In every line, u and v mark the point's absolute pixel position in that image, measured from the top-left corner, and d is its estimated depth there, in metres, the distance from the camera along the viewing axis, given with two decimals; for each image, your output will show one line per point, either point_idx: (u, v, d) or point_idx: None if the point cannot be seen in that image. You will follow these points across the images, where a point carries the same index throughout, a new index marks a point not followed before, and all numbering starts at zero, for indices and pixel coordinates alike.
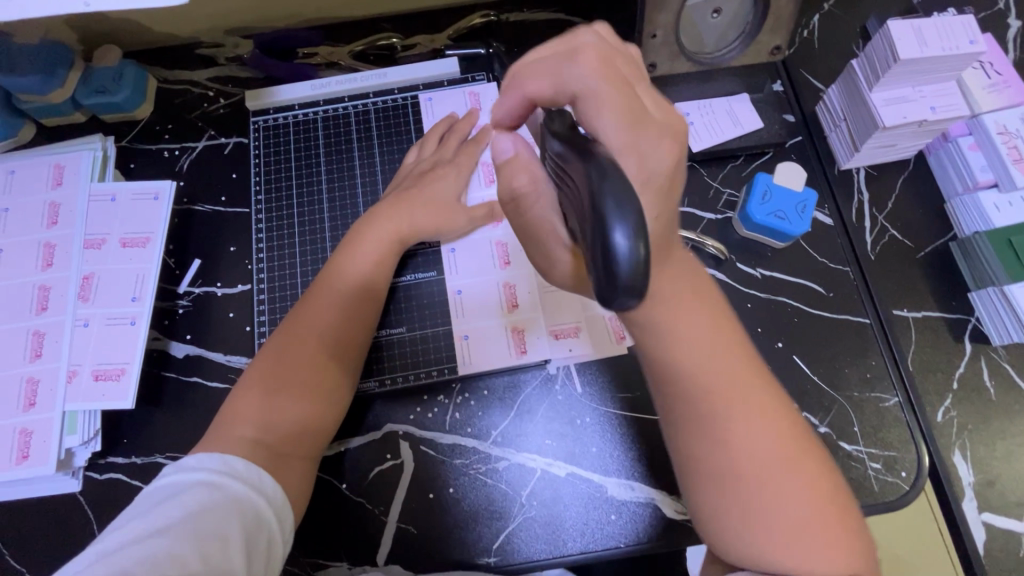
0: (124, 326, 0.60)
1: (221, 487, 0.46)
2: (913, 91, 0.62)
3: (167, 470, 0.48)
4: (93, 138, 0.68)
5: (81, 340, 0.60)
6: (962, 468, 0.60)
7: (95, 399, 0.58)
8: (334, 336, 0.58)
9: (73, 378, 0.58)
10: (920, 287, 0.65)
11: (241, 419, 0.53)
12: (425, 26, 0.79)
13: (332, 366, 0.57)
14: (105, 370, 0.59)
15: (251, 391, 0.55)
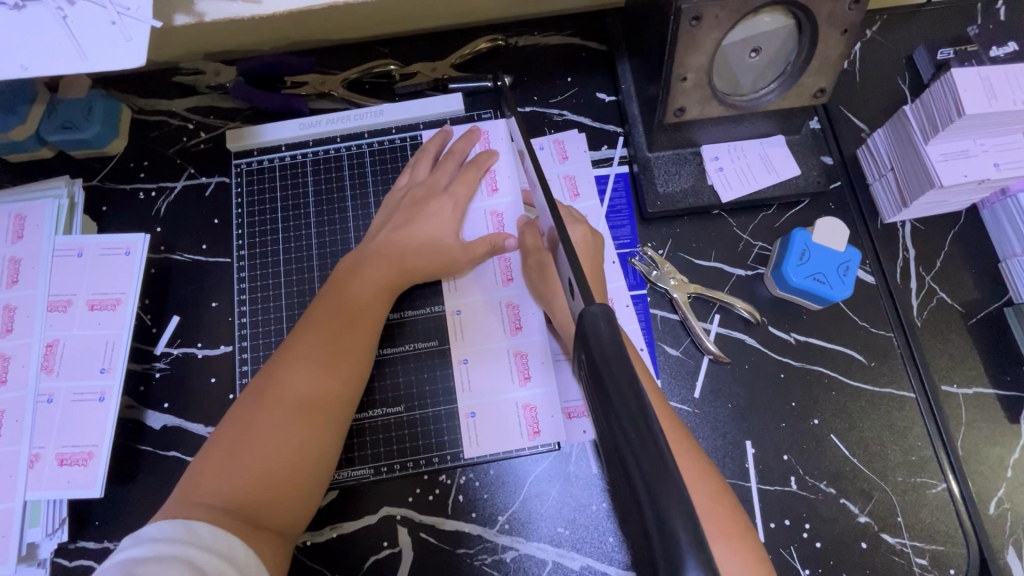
0: (91, 403, 0.54)
1: (183, 556, 0.41)
2: (974, 145, 0.55)
3: (127, 539, 0.43)
4: (59, 183, 0.61)
5: (44, 419, 0.54)
6: (1017, 567, 0.54)
7: (60, 487, 0.52)
8: (316, 382, 0.52)
9: (36, 462, 0.53)
10: (971, 359, 0.59)
11: (208, 480, 0.48)
12: (426, 51, 0.71)
13: (312, 420, 0.51)
14: (71, 454, 0.53)
15: (221, 451, 0.49)
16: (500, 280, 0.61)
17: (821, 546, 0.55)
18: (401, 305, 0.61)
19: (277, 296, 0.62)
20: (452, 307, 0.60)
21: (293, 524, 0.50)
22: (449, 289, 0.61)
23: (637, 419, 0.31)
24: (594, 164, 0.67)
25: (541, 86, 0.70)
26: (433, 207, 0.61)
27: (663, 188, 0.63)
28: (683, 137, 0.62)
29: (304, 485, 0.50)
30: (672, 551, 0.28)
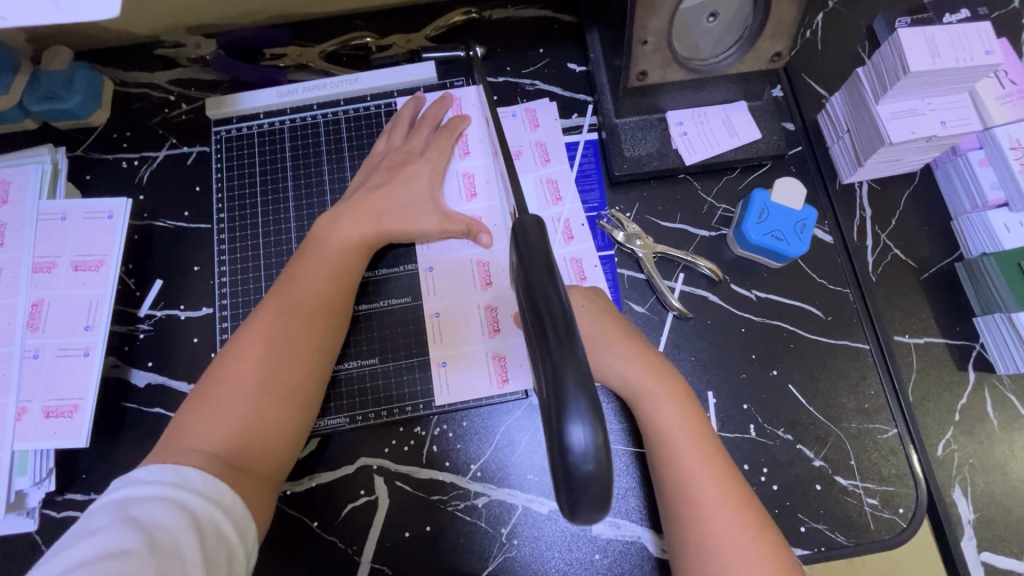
0: (77, 358, 0.56)
1: (174, 500, 0.43)
2: (922, 104, 0.58)
3: (118, 481, 0.45)
4: (42, 151, 0.63)
5: (31, 374, 0.56)
6: (962, 504, 0.57)
7: (47, 437, 0.54)
8: (298, 337, 0.54)
9: (23, 415, 0.55)
10: (923, 312, 0.62)
11: (194, 430, 0.50)
12: (402, 24, 0.73)
13: (294, 372, 0.53)
14: (57, 407, 0.55)
15: (207, 402, 0.51)
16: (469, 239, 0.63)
17: (777, 488, 0.57)
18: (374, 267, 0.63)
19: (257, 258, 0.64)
20: (424, 267, 0.63)
21: (279, 470, 0.52)
22: (421, 251, 0.63)
23: (553, 313, 0.32)
24: (564, 131, 0.69)
25: (513, 57, 0.71)
26: (410, 172, 0.62)
27: (629, 152, 0.66)
28: (648, 103, 0.64)
29: (289, 433, 0.53)
30: (560, 399, 0.30)
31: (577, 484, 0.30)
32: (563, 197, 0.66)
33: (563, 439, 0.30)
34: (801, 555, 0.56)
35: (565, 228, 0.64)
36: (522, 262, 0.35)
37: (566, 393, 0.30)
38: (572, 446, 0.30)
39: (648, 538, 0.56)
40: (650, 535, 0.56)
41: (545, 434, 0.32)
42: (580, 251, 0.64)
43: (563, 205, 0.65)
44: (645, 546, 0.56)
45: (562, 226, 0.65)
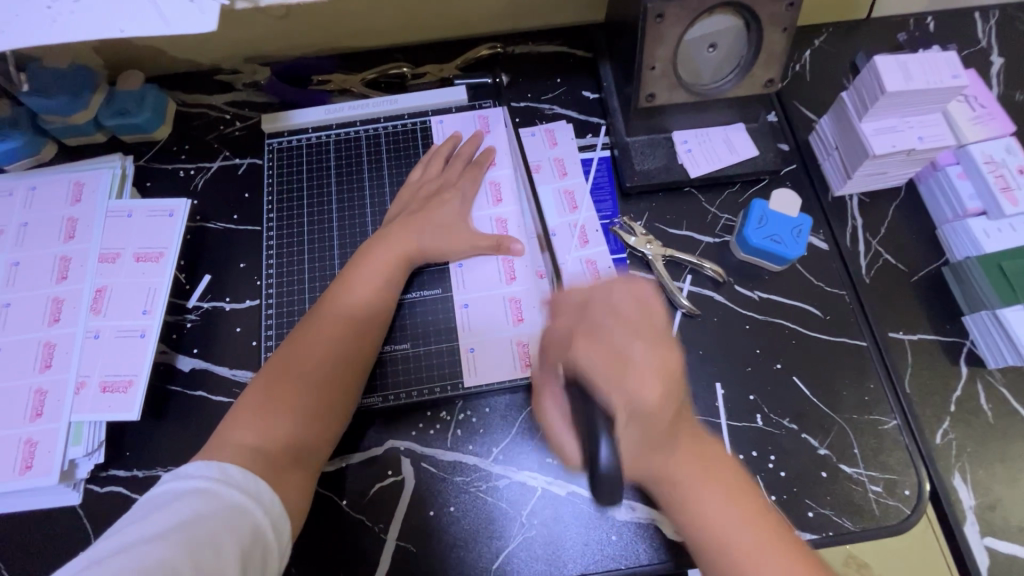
0: (134, 338, 0.61)
1: (213, 490, 0.46)
2: (901, 122, 0.65)
3: (167, 475, 0.48)
4: (114, 158, 0.71)
5: (91, 352, 0.60)
6: (962, 490, 0.60)
7: (102, 410, 0.58)
8: (340, 348, 0.59)
9: (82, 390, 0.59)
10: (915, 311, 0.67)
11: (239, 426, 0.53)
12: (434, 55, 0.82)
13: (332, 372, 0.58)
14: (113, 382, 0.59)
15: (252, 403, 0.55)
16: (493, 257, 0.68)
17: (785, 475, 0.60)
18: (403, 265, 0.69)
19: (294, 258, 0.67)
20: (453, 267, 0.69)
21: (317, 464, 0.56)
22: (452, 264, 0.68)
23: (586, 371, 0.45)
24: (580, 149, 0.76)
25: (534, 85, 0.80)
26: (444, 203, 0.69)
27: (639, 166, 0.72)
28: (656, 123, 0.72)
29: (326, 428, 0.56)
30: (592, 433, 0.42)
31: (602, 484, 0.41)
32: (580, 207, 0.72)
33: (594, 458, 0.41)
34: (810, 539, 0.58)
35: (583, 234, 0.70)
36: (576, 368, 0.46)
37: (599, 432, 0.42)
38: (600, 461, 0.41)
39: (661, 520, 0.58)
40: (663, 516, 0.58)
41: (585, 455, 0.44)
42: (596, 255, 0.69)
43: (581, 213, 0.71)
44: (658, 527, 0.58)
45: (580, 231, 0.70)
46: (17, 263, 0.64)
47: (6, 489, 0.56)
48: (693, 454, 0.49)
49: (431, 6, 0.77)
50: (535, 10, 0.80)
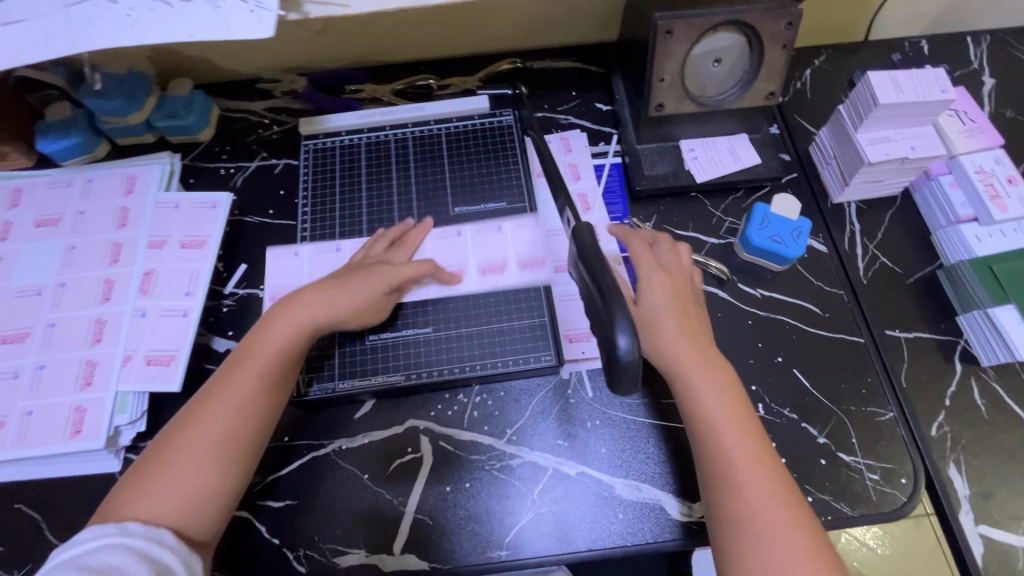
0: (177, 317, 0.66)
1: (122, 542, 0.47)
2: (894, 133, 0.70)
3: (57, 550, 0.46)
4: (163, 155, 0.78)
5: (138, 328, 0.65)
6: (957, 480, 0.62)
7: (146, 381, 0.63)
8: (257, 400, 0.57)
9: (129, 362, 0.64)
10: (911, 312, 0.71)
11: (143, 487, 0.52)
12: (459, 69, 0.89)
13: (239, 436, 0.55)
14: (157, 357, 0.64)
15: (158, 464, 0.53)
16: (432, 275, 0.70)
17: (785, 462, 0.63)
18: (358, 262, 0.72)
19: (321, 249, 0.73)
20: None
21: (206, 529, 0.53)
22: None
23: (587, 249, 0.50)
24: (592, 156, 0.81)
25: (550, 97, 0.86)
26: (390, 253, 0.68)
27: (649, 171, 0.77)
28: (664, 132, 0.77)
29: (225, 490, 0.54)
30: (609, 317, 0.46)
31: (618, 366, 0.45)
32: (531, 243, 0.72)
33: (611, 345, 0.45)
34: None
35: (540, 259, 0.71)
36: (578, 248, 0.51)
37: (616, 321, 0.45)
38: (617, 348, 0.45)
39: (667, 500, 0.62)
40: (669, 497, 0.62)
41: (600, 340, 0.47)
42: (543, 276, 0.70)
43: (531, 245, 0.72)
44: (664, 507, 0.61)
45: (519, 259, 0.71)
46: (74, 247, 0.70)
47: (56, 451, 0.60)
48: (712, 366, 0.57)
49: (458, 24, 0.83)
50: (554, 28, 0.87)
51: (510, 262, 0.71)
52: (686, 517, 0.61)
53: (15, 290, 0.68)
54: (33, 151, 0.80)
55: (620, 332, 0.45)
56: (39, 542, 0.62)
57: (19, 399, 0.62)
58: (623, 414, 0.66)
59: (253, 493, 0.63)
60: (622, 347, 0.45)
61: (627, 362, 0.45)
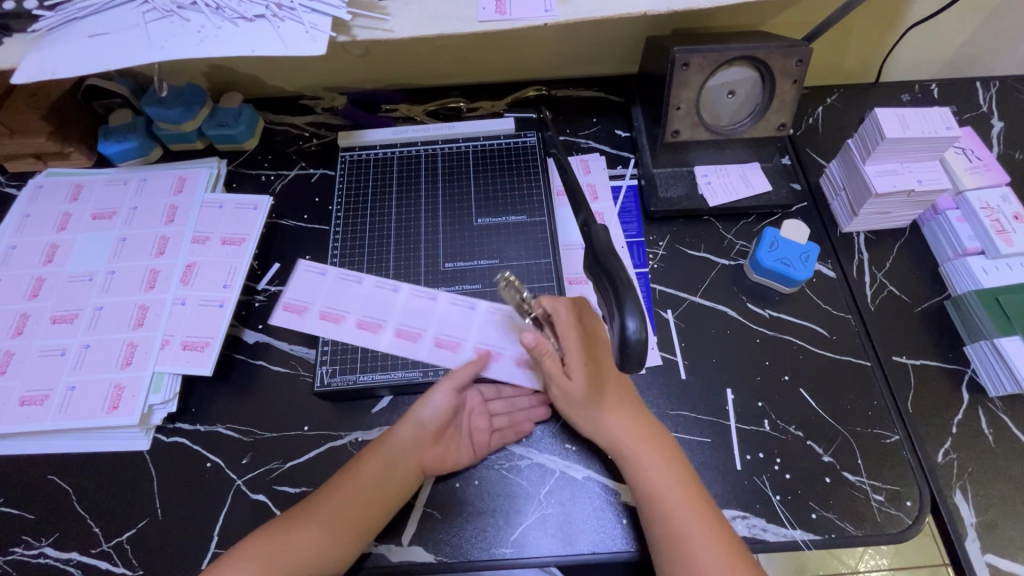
0: (213, 307, 0.71)
1: None
2: (901, 166, 0.73)
3: None
4: (212, 159, 0.84)
5: (176, 315, 0.70)
6: (963, 507, 0.62)
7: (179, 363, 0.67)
8: (369, 483, 0.61)
9: (166, 346, 0.68)
10: (918, 339, 0.72)
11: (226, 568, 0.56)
12: (488, 94, 0.95)
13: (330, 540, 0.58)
14: (192, 341, 0.69)
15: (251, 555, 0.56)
16: (435, 343, 0.70)
17: (790, 477, 0.64)
18: (370, 299, 0.73)
19: (347, 278, 0.75)
20: (398, 325, 0.71)
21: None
22: (402, 322, 0.72)
23: (602, 246, 0.54)
24: (610, 178, 0.85)
25: (572, 122, 0.91)
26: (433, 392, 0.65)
27: (664, 194, 0.81)
28: (680, 157, 0.81)
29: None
30: (623, 302, 0.49)
31: (629, 349, 0.48)
32: (525, 341, 0.71)
33: (622, 330, 0.48)
34: (812, 540, 0.61)
35: (532, 361, 0.70)
36: (591, 243, 0.55)
37: (627, 305, 0.49)
38: (628, 332, 0.48)
39: None
40: None
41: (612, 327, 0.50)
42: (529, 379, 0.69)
43: (526, 347, 0.71)
44: None
45: (516, 354, 0.70)
46: (125, 239, 0.77)
47: (94, 424, 0.65)
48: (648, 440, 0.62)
49: (490, 52, 0.90)
50: (579, 60, 0.92)
51: (500, 355, 0.70)
52: None
53: (70, 275, 0.74)
54: (94, 152, 0.87)
55: (630, 316, 0.48)
56: (66, 512, 0.65)
57: (64, 374, 0.67)
58: None
59: (270, 478, 0.66)
60: (632, 331, 0.48)
61: (634, 342, 0.48)
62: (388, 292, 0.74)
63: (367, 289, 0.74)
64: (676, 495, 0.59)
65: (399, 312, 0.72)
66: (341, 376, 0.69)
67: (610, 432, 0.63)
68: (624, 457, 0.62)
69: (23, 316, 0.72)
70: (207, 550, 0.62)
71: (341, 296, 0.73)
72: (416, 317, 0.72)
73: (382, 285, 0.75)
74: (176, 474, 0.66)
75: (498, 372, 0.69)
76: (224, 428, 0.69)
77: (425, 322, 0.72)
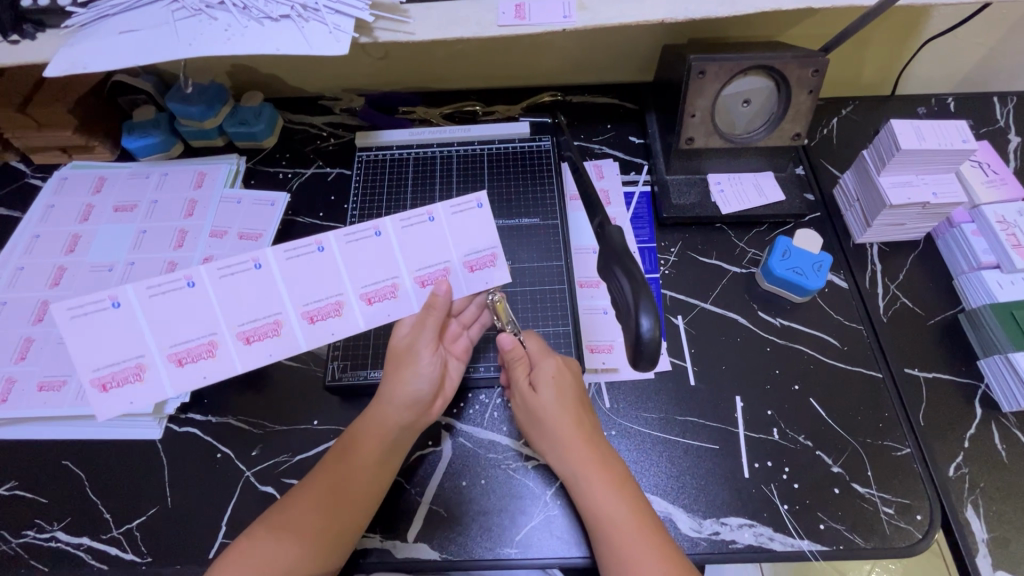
0: (180, 288, 0.56)
1: None
2: (916, 178, 0.73)
3: None
4: (231, 156, 0.87)
5: (159, 318, 0.56)
6: (975, 523, 0.62)
7: (202, 376, 0.58)
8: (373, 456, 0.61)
9: (181, 361, 0.57)
10: (931, 352, 0.71)
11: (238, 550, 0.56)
12: (504, 98, 0.96)
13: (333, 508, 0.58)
14: (195, 348, 0.58)
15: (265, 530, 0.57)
16: (416, 284, 0.62)
17: (797, 487, 0.64)
18: (302, 273, 0.59)
19: (231, 268, 0.57)
20: (360, 291, 0.61)
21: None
22: (363, 286, 0.61)
23: (615, 245, 0.56)
24: (623, 183, 0.85)
25: (587, 128, 0.92)
26: (421, 354, 0.63)
27: (676, 201, 0.81)
28: (694, 165, 0.82)
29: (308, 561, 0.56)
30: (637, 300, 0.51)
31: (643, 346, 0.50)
32: (470, 233, 0.62)
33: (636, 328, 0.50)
34: (819, 551, 0.61)
35: (488, 258, 0.63)
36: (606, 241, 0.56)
37: (641, 303, 0.51)
38: (641, 329, 0.50)
39: (678, 515, 0.63)
40: (680, 512, 0.63)
41: (624, 324, 0.52)
42: (493, 277, 0.64)
43: (473, 242, 0.63)
44: (675, 522, 0.62)
45: (467, 259, 0.63)
46: (145, 231, 0.79)
47: (109, 411, 0.66)
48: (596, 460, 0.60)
49: (508, 57, 0.91)
50: (594, 67, 0.93)
51: (454, 266, 0.63)
52: (695, 533, 0.62)
53: (91, 265, 0.77)
54: (117, 146, 0.89)
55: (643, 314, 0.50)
56: (79, 498, 0.66)
57: None
58: (638, 427, 0.68)
59: (278, 471, 0.66)
60: (645, 329, 0.49)
61: (648, 340, 0.49)
62: (312, 254, 0.59)
63: (284, 266, 0.59)
64: (623, 523, 0.57)
65: (348, 270, 0.60)
66: (352, 372, 0.70)
67: (561, 457, 0.61)
68: (573, 482, 0.60)
69: (44, 304, 0.74)
70: (214, 540, 0.63)
71: (366, 263, 0.60)
72: (366, 267, 0.60)
73: (294, 251, 0.58)
74: (186, 463, 0.67)
75: (459, 290, 0.63)
76: (234, 420, 0.70)
77: (391, 269, 0.61)
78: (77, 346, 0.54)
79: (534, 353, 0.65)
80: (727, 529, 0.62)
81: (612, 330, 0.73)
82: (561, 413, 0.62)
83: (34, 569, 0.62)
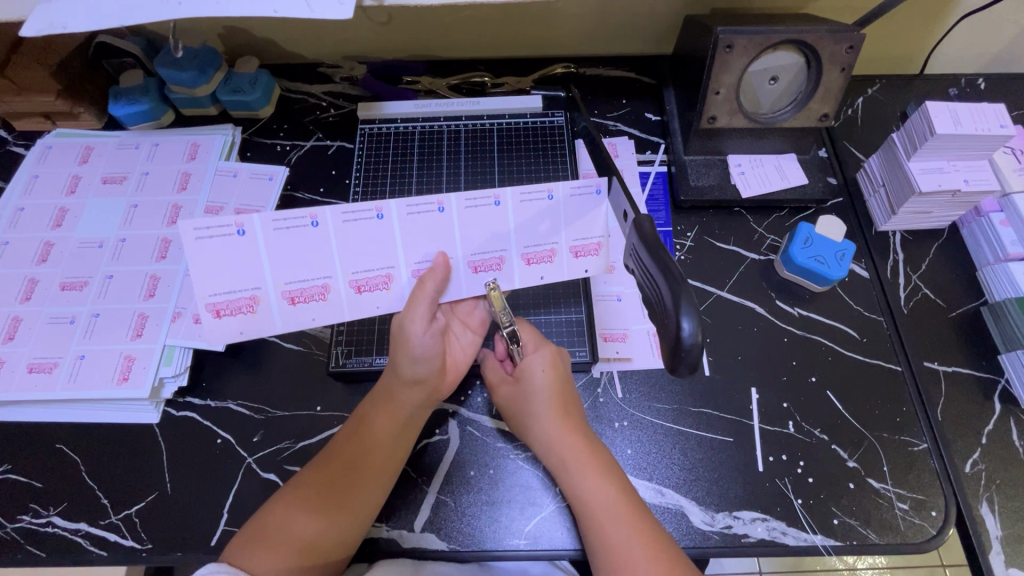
0: (229, 235, 0.55)
1: None
2: (948, 165, 0.70)
3: None
4: (226, 127, 0.83)
5: (278, 251, 0.57)
6: (989, 520, 0.61)
7: (312, 316, 0.60)
8: (388, 433, 0.59)
9: (293, 300, 0.59)
10: (952, 345, 0.70)
11: (246, 533, 0.54)
12: (514, 69, 0.91)
13: (349, 484, 0.57)
14: (310, 289, 0.59)
15: (280, 508, 0.55)
16: (469, 268, 0.62)
17: (812, 482, 0.63)
18: (357, 239, 0.58)
19: (355, 214, 0.57)
20: (469, 258, 0.61)
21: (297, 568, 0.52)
22: (472, 254, 0.61)
23: (646, 231, 0.50)
24: (638, 163, 0.82)
25: (602, 104, 0.87)
26: (415, 331, 0.58)
27: (695, 183, 0.77)
28: (713, 145, 0.77)
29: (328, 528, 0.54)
30: (676, 301, 0.45)
31: (685, 350, 0.45)
32: (582, 218, 0.61)
33: (678, 333, 0.45)
34: (832, 545, 0.60)
35: (593, 246, 0.62)
36: (637, 228, 0.51)
37: (682, 304, 0.45)
38: (682, 333, 0.44)
39: (690, 508, 0.62)
40: (693, 506, 0.62)
41: (665, 327, 0.47)
42: (595, 265, 0.64)
43: (581, 227, 0.61)
44: (686, 515, 0.61)
45: (572, 244, 0.62)
46: (136, 206, 0.75)
47: (103, 395, 0.64)
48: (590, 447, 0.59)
49: (519, 25, 0.85)
50: (611, 37, 0.88)
51: (560, 248, 0.62)
52: (706, 526, 0.61)
53: (80, 241, 0.73)
54: (104, 113, 0.84)
55: (685, 316, 0.45)
56: (75, 484, 0.64)
57: (74, 342, 0.67)
58: (649, 418, 0.66)
59: (281, 458, 0.64)
60: (687, 332, 0.44)
61: (689, 346, 0.44)
62: (431, 214, 0.58)
63: (404, 223, 0.58)
64: (616, 514, 0.55)
65: (461, 233, 0.60)
66: (356, 358, 0.68)
67: (551, 448, 0.59)
68: (562, 469, 0.58)
69: (31, 282, 0.70)
70: (217, 527, 0.61)
71: (482, 231, 0.60)
72: (478, 236, 0.60)
73: (352, 216, 0.57)
74: (185, 449, 0.65)
75: (560, 271, 0.63)
76: (234, 405, 0.67)
77: (502, 244, 0.61)
78: (207, 268, 0.55)
79: (528, 343, 0.64)
80: (740, 523, 0.61)
81: (626, 319, 0.71)
82: (546, 395, 0.60)
83: (31, 554, 0.61)
